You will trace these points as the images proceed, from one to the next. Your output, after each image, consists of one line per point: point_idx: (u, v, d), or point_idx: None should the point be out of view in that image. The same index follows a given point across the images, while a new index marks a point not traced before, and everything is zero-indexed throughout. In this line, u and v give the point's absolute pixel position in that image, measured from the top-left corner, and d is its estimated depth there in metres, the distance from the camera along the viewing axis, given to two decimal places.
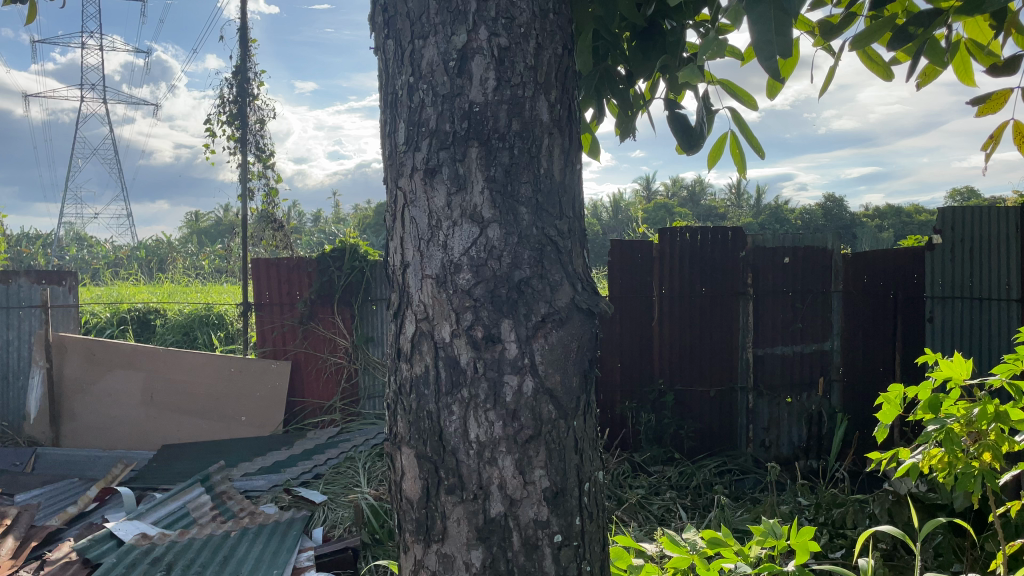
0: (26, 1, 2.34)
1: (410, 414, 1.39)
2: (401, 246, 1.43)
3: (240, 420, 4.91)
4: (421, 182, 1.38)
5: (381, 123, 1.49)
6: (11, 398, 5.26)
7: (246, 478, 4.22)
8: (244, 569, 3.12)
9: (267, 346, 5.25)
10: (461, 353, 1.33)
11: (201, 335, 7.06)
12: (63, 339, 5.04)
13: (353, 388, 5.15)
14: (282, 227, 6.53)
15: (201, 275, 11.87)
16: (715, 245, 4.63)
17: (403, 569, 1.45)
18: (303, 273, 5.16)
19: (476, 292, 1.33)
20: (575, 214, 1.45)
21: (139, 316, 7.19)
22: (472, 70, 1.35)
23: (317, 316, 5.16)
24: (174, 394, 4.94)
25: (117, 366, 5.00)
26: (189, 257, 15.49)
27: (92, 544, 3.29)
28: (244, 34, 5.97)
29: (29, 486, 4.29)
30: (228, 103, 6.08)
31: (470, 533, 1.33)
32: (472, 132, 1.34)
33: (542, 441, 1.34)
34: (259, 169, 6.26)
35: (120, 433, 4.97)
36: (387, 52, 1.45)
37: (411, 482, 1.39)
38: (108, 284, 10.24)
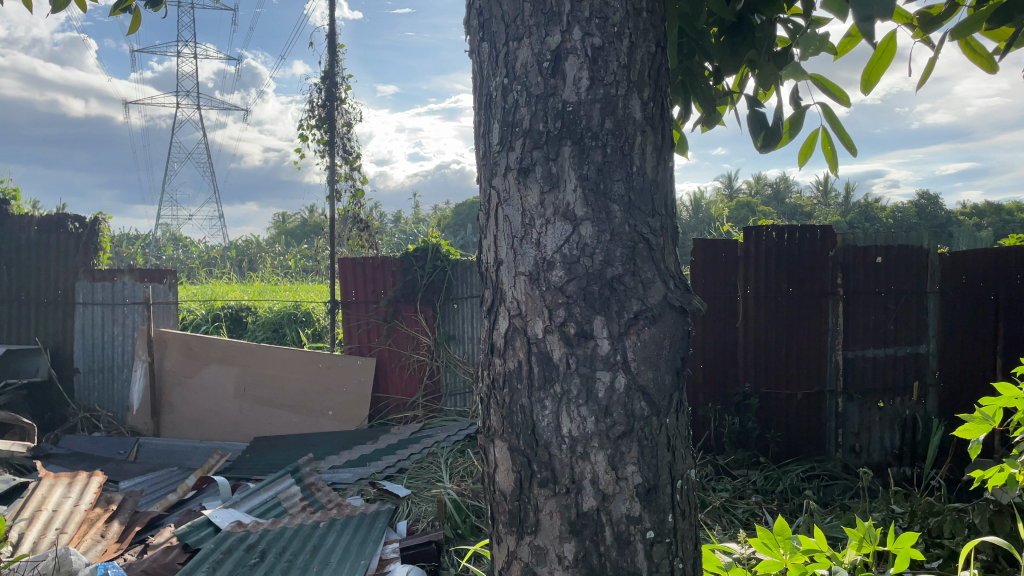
0: (135, 12, 2.47)
1: (503, 408, 1.42)
2: (494, 243, 1.46)
3: (328, 415, 5.06)
4: (515, 180, 1.41)
5: (476, 124, 1.52)
6: (115, 390, 5.55)
7: (334, 471, 4.35)
8: (332, 559, 3.22)
9: (353, 342, 5.34)
10: (554, 348, 1.36)
11: (291, 332, 7.31)
12: (163, 335, 5.31)
13: (435, 385, 5.25)
14: (366, 227, 6.70)
15: (289, 274, 12.26)
16: (802, 245, 4.52)
17: (495, 560, 1.49)
18: (387, 271, 5.28)
19: (569, 288, 1.35)
20: (667, 212, 1.45)
21: (232, 313, 7.50)
22: (566, 70, 1.37)
23: (401, 314, 5.27)
24: (265, 388, 5.13)
25: (213, 361, 5.23)
26: (277, 257, 16.03)
27: (192, 530, 3.46)
28: (332, 40, 6.15)
29: (133, 473, 4.53)
30: (317, 108, 6.29)
31: (563, 526, 1.35)
32: (566, 131, 1.36)
33: (635, 437, 1.34)
34: (346, 171, 6.44)
35: (216, 425, 5.20)
36: (481, 54, 1.48)
37: (504, 474, 1.42)
38: (204, 282, 10.70)
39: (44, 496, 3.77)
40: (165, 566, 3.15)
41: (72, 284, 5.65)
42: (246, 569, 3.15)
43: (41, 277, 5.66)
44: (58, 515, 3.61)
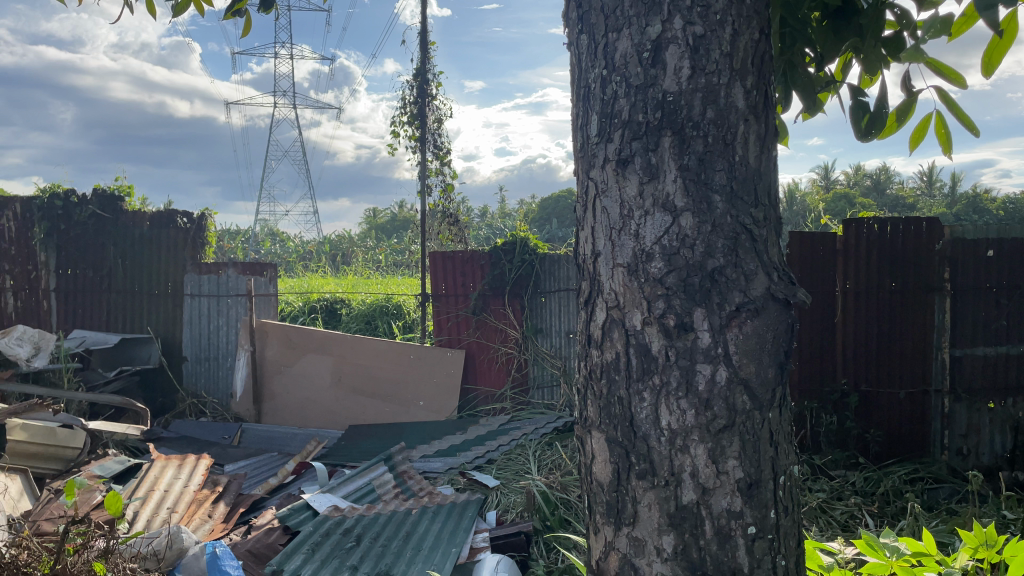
0: (243, 16, 2.60)
1: (601, 399, 1.43)
2: (592, 235, 1.46)
3: (419, 405, 5.17)
4: (614, 172, 1.41)
5: (574, 116, 1.53)
6: (220, 377, 5.83)
7: (425, 460, 4.43)
8: (424, 546, 3.30)
9: (443, 334, 5.47)
10: (653, 340, 1.35)
11: (382, 323, 7.49)
12: (265, 325, 5.54)
13: (523, 378, 5.29)
14: (456, 221, 6.75)
15: (381, 268, 12.55)
16: (907, 238, 4.33)
17: (592, 551, 1.50)
18: (476, 265, 5.35)
19: (668, 280, 1.34)
20: (770, 202, 1.42)
21: (327, 305, 7.77)
22: (667, 59, 1.35)
23: (489, 308, 5.32)
24: (359, 378, 5.28)
25: (310, 351, 5.41)
26: (369, 251, 16.42)
27: (292, 513, 3.60)
28: (423, 37, 6.25)
29: (237, 457, 4.74)
30: (409, 104, 6.40)
31: (662, 519, 1.35)
32: (666, 121, 1.35)
33: (736, 431, 1.33)
34: (437, 166, 6.55)
35: (313, 412, 5.39)
36: (580, 46, 1.49)
37: (602, 465, 1.43)
38: (301, 275, 11.08)
39: (156, 477, 4.00)
40: (268, 547, 3.30)
41: (180, 277, 5.95)
42: (342, 553, 3.26)
43: (153, 269, 5.99)
44: (169, 495, 3.82)
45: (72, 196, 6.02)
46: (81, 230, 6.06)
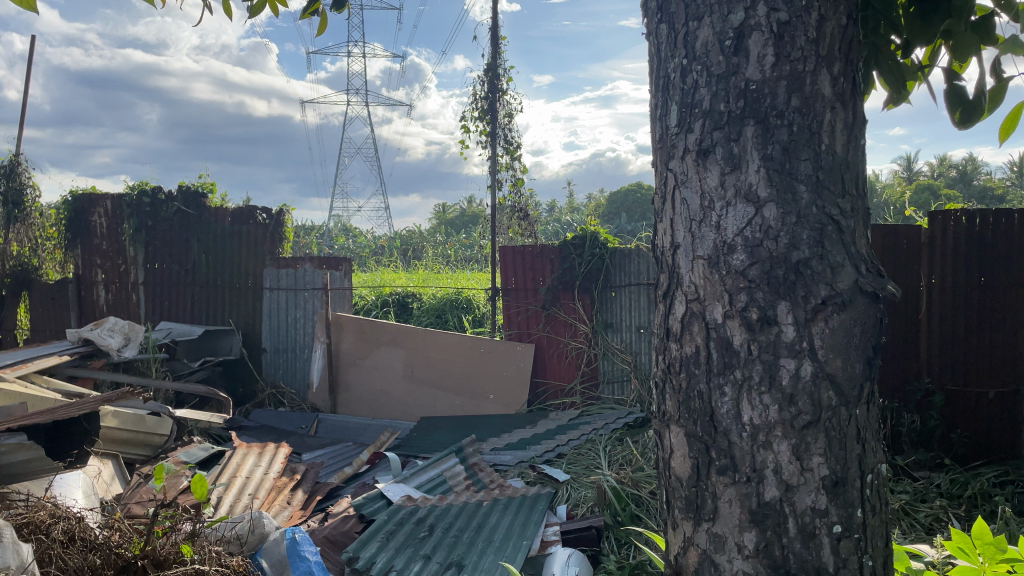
0: (320, 15, 2.66)
1: (680, 393, 1.41)
2: (671, 227, 1.45)
3: (489, 398, 5.21)
4: (694, 163, 1.39)
5: (653, 106, 1.51)
6: (298, 368, 5.99)
7: (495, 453, 4.46)
8: (496, 537, 3.32)
9: (512, 329, 5.47)
10: (735, 333, 1.33)
11: (453, 317, 7.57)
12: (340, 318, 5.66)
13: (592, 372, 5.26)
14: (526, 216, 6.75)
15: (450, 262, 12.67)
16: (997, 231, 4.13)
17: (671, 546, 1.48)
18: (546, 259, 5.35)
19: (751, 273, 1.31)
20: (859, 192, 1.37)
21: (399, 299, 7.90)
22: (750, 47, 1.33)
23: (559, 302, 5.32)
24: (431, 371, 5.35)
25: (383, 343, 5.51)
26: (439, 246, 16.59)
27: (366, 502, 3.68)
28: (494, 32, 6.27)
29: (314, 446, 4.87)
30: (479, 100, 6.44)
31: (743, 515, 1.33)
32: (749, 110, 1.32)
33: (822, 427, 1.29)
34: (507, 161, 6.56)
35: (386, 403, 5.49)
36: (660, 36, 1.48)
37: (681, 460, 1.41)
38: (373, 270, 11.29)
39: (238, 464, 4.14)
40: (344, 534, 3.39)
41: (259, 271, 6.14)
42: (416, 542, 3.31)
43: (234, 263, 6.20)
44: (251, 481, 3.96)
45: (159, 193, 6.27)
46: (168, 225, 6.32)
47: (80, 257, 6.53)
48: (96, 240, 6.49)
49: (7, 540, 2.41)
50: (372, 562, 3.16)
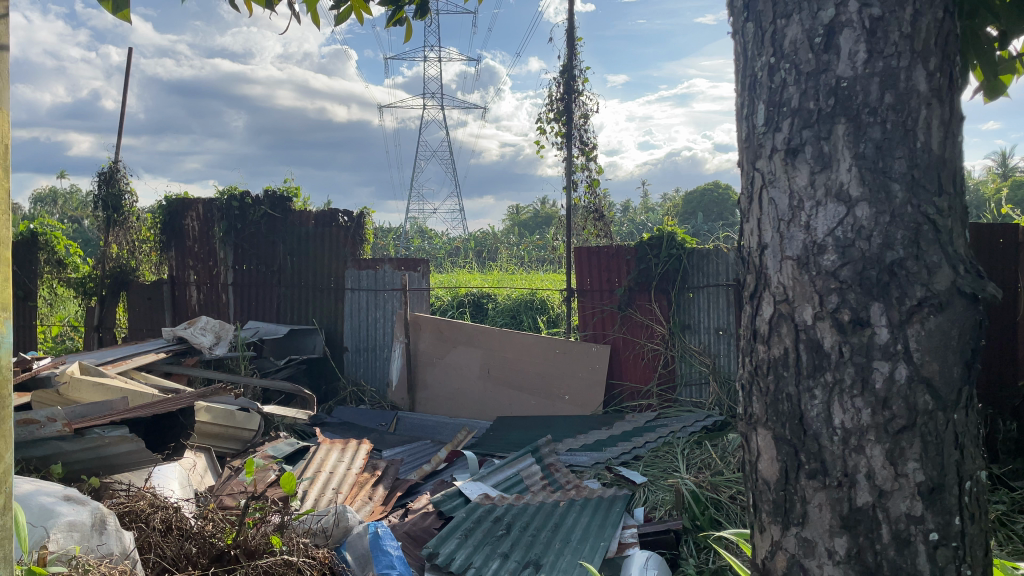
0: (404, 23, 2.72)
1: (768, 396, 1.40)
2: (757, 228, 1.44)
3: (564, 399, 5.22)
4: (782, 162, 1.38)
5: (738, 106, 1.51)
6: (378, 367, 6.13)
7: (571, 453, 4.47)
8: (573, 538, 3.33)
9: (588, 330, 5.48)
10: (826, 335, 1.31)
11: (528, 318, 7.61)
12: (417, 318, 5.76)
13: (670, 374, 5.20)
14: (602, 216, 6.71)
15: (525, 263, 12.72)
16: None
17: (758, 550, 1.47)
18: (622, 260, 5.32)
19: (842, 274, 1.29)
20: (956, 191, 1.33)
21: (475, 300, 7.99)
22: (841, 44, 1.31)
23: (635, 303, 5.29)
24: (507, 371, 5.39)
25: (460, 343, 5.59)
26: (513, 247, 16.68)
27: (445, 499, 3.74)
28: (571, 33, 6.27)
29: (393, 444, 4.98)
30: (555, 101, 6.44)
31: (834, 520, 1.31)
32: (840, 108, 1.30)
33: (917, 432, 1.26)
34: (583, 162, 6.55)
35: (463, 402, 5.56)
36: (746, 35, 1.47)
37: (768, 463, 1.40)
38: (450, 270, 11.45)
39: (322, 459, 4.28)
40: (424, 531, 3.46)
41: (341, 272, 6.31)
42: (494, 540, 3.35)
43: (317, 265, 6.39)
44: (334, 476, 4.08)
45: (247, 197, 6.51)
46: (255, 228, 6.55)
47: (174, 259, 6.85)
48: (189, 243, 6.79)
49: (111, 528, 2.58)
50: (452, 558, 3.21)
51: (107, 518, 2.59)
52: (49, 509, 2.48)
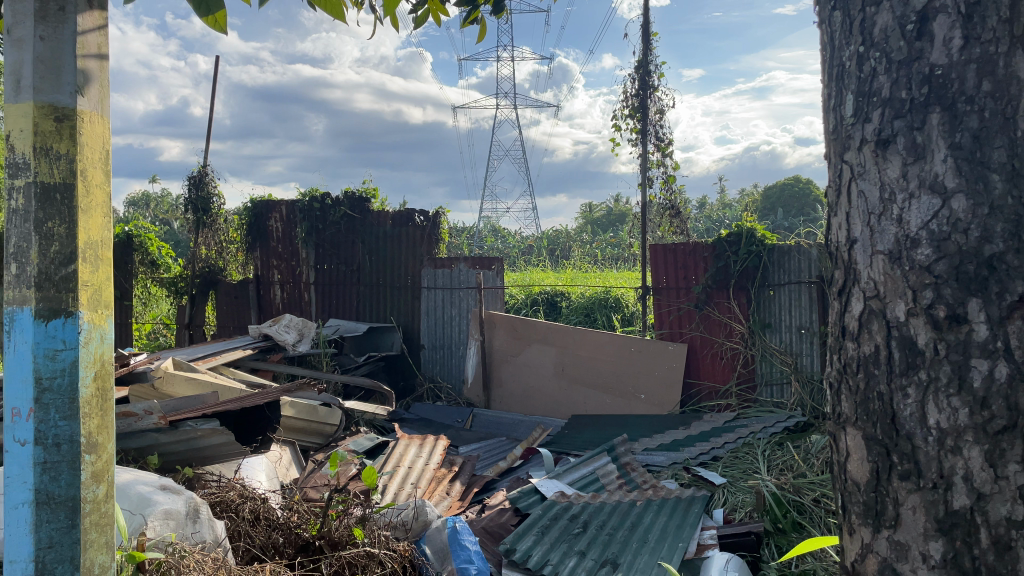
0: (479, 22, 2.75)
1: (858, 394, 1.37)
2: (846, 221, 1.40)
3: (640, 398, 5.18)
4: (873, 153, 1.34)
5: (825, 97, 1.48)
6: (454, 365, 6.21)
7: (647, 453, 4.42)
8: (651, 539, 3.29)
9: (664, 328, 5.42)
10: (919, 332, 1.27)
11: (602, 317, 7.57)
12: (492, 316, 5.81)
13: (749, 374, 5.09)
14: (678, 213, 6.60)
15: (599, 261, 12.68)
16: None
17: (847, 552, 1.43)
18: (700, 257, 5.24)
19: (937, 268, 1.25)
20: None
21: (548, 298, 8.00)
22: (935, 30, 1.26)
23: (713, 301, 5.20)
24: (582, 369, 5.38)
25: (535, 341, 5.60)
26: (585, 245, 16.63)
27: (522, 496, 3.76)
28: (646, 28, 6.20)
29: (469, 440, 5.04)
30: (630, 98, 6.38)
31: (928, 524, 1.27)
32: (934, 97, 1.26)
33: (1019, 433, 1.19)
34: (658, 158, 6.45)
35: (538, 400, 5.58)
36: (833, 24, 1.44)
37: (858, 464, 1.37)
38: (523, 269, 11.50)
39: (401, 454, 4.37)
40: (501, 526, 3.49)
41: (418, 271, 6.41)
42: (570, 537, 3.35)
43: (395, 264, 6.52)
44: (413, 471, 4.15)
45: (328, 198, 6.67)
46: (335, 228, 6.72)
47: (258, 259, 7.09)
48: (273, 243, 7.02)
49: (204, 517, 2.69)
50: (528, 554, 3.23)
51: (200, 507, 2.70)
52: (147, 497, 2.61)
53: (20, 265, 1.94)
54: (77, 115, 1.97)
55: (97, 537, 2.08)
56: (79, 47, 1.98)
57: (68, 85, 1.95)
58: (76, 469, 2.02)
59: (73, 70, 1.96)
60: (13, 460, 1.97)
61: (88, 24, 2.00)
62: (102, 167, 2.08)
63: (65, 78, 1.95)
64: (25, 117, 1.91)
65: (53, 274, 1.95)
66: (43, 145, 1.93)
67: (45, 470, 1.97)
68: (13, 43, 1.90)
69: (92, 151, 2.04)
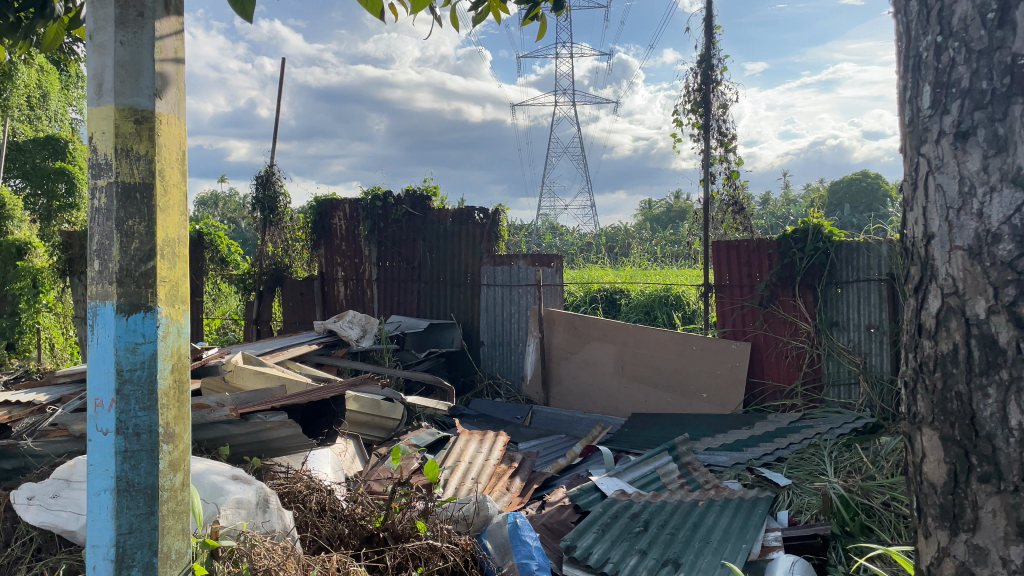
0: (539, 20, 2.76)
1: (934, 394, 1.33)
2: (922, 216, 1.37)
3: (702, 397, 5.11)
4: (950, 147, 1.31)
5: (900, 89, 1.44)
6: (513, 361, 6.22)
7: (710, 453, 4.36)
8: (713, 539, 3.26)
9: (727, 326, 5.35)
10: (1001, 331, 1.23)
11: (662, 314, 7.49)
12: (552, 313, 5.81)
13: (816, 373, 4.97)
14: (740, 209, 6.47)
15: (659, 258, 12.55)
16: None
17: (922, 555, 1.40)
18: (763, 254, 5.14)
19: (1020, 265, 1.21)
20: None
21: (607, 295, 7.97)
22: (1017, 19, 1.22)
23: (778, 299, 5.10)
24: (642, 367, 5.34)
25: (595, 339, 5.59)
26: (644, 242, 16.50)
27: (581, 493, 3.76)
28: (709, 21, 6.11)
29: (529, 437, 5.05)
30: (692, 92, 6.29)
31: (1009, 527, 1.23)
32: (1017, 87, 1.22)
33: None
34: (721, 153, 6.35)
35: (598, 397, 5.56)
36: (909, 14, 1.41)
37: (934, 466, 1.34)
38: (582, 266, 11.46)
39: (462, 449, 4.41)
40: (561, 523, 3.50)
41: (478, 268, 6.45)
42: (631, 536, 3.34)
43: (456, 261, 6.57)
44: (473, 466, 4.19)
45: (390, 197, 6.78)
46: (397, 226, 6.81)
47: (323, 257, 7.26)
48: (337, 241, 7.17)
49: (273, 507, 2.77)
50: (589, 552, 3.23)
51: (270, 497, 2.79)
52: (219, 487, 2.71)
53: (103, 261, 2.03)
54: (155, 117, 2.05)
55: (174, 524, 2.17)
56: (158, 51, 2.06)
57: (147, 88, 2.03)
58: (155, 458, 2.10)
59: (152, 74, 2.04)
60: (96, 448, 2.07)
61: (166, 29, 2.08)
62: (178, 168, 2.16)
63: (143, 82, 2.03)
64: (108, 120, 2.00)
65: (133, 271, 2.04)
66: (124, 147, 2.01)
67: (125, 459, 2.06)
68: (95, 48, 1.99)
69: (169, 152, 2.12)
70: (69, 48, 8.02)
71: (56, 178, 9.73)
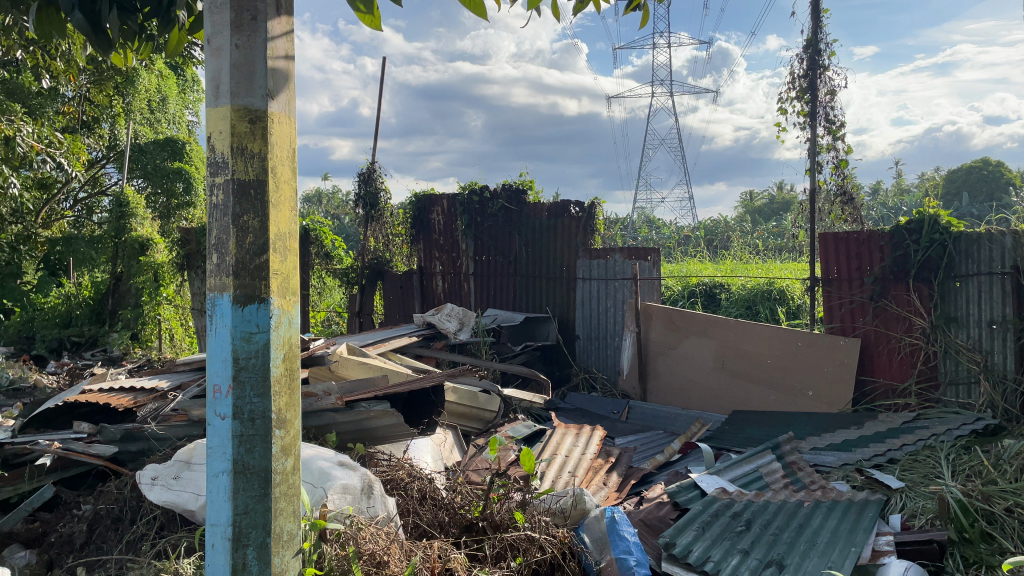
0: (643, 8, 2.74)
1: None
2: None
3: (807, 395, 4.94)
4: None
5: None
6: (609, 356, 6.17)
7: (816, 452, 4.20)
8: (820, 541, 3.15)
9: (835, 322, 5.16)
10: None
11: (765, 308, 7.30)
12: (649, 308, 5.74)
13: (932, 371, 4.71)
14: (849, 200, 6.19)
15: (762, 251, 12.21)
16: None
17: None
18: (875, 246, 4.92)
19: None
20: None
21: (707, 290, 7.81)
22: None
23: (890, 294, 4.86)
24: (743, 363, 5.20)
25: (694, 333, 5.48)
26: (746, 235, 16.08)
27: (681, 490, 3.70)
28: (816, 4, 5.87)
29: (626, 432, 5.02)
30: (798, 79, 6.07)
31: None
32: None
33: None
34: (829, 142, 6.09)
35: (696, 393, 5.46)
36: None
37: None
38: (682, 259, 11.28)
39: (559, 442, 4.42)
40: (659, 520, 3.46)
41: (574, 261, 6.43)
42: (732, 535, 3.27)
43: (552, 255, 6.58)
44: (570, 459, 4.19)
45: (486, 191, 6.85)
46: (494, 220, 6.87)
47: (422, 251, 7.41)
48: (435, 236, 7.31)
49: (377, 493, 2.86)
50: (689, 550, 3.18)
51: (373, 484, 2.88)
52: (326, 472, 2.82)
53: (220, 255, 2.14)
54: (267, 116, 2.14)
55: (285, 506, 2.27)
56: (269, 52, 2.14)
57: (260, 88, 2.13)
58: (268, 442, 2.20)
59: (264, 75, 2.13)
60: (215, 432, 2.18)
61: (277, 30, 2.16)
62: (288, 165, 2.25)
63: (257, 82, 2.12)
64: (224, 120, 2.10)
65: (248, 264, 2.14)
66: (240, 145, 2.11)
67: (241, 442, 2.16)
68: (213, 51, 2.09)
69: (280, 149, 2.21)
70: (186, 52, 8.45)
71: (174, 178, 10.28)
